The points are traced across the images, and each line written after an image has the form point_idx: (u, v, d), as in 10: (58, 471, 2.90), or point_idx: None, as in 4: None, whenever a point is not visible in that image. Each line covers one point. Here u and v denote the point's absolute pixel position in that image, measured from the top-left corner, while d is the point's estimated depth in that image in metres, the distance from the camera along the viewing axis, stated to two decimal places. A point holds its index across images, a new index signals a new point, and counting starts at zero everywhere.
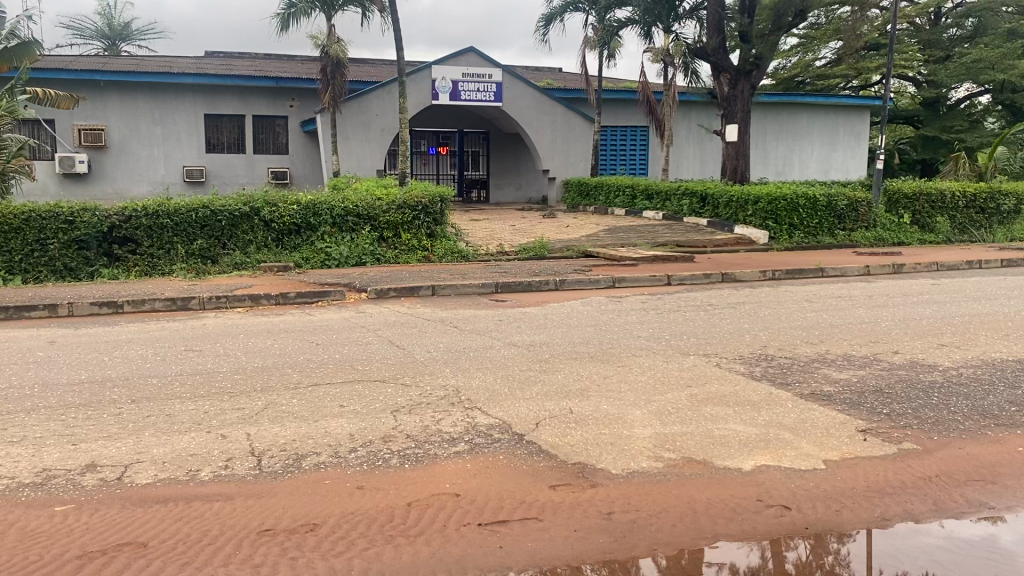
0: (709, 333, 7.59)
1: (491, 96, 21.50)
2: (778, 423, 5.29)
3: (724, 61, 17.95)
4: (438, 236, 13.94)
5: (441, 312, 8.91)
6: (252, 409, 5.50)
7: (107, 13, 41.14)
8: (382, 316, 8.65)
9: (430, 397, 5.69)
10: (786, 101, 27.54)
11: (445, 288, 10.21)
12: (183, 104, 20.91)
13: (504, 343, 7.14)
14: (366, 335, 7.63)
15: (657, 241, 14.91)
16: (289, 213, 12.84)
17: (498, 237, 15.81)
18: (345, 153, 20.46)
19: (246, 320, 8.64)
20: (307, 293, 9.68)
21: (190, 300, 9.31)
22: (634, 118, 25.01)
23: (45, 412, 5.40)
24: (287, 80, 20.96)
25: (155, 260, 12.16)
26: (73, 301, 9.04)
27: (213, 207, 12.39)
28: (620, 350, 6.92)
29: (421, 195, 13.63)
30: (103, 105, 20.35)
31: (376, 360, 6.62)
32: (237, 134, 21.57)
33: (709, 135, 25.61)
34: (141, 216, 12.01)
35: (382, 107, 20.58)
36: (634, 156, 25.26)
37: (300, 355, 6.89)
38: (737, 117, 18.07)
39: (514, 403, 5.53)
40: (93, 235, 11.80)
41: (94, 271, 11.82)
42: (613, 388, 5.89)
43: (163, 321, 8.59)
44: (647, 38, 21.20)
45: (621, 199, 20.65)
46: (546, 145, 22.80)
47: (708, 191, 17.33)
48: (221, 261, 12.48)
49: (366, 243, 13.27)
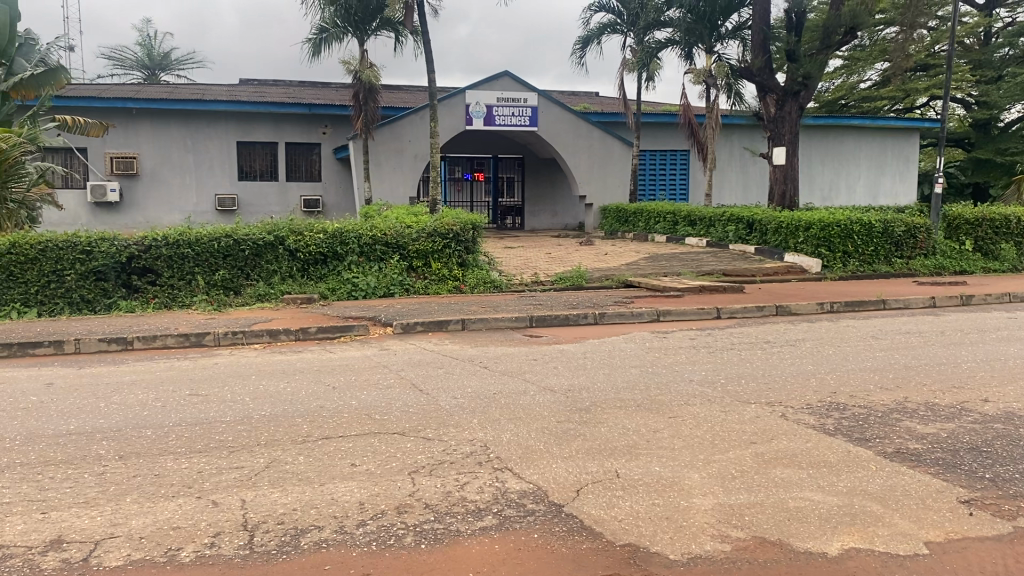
0: (768, 377, 6.80)
1: (527, 121, 20.89)
2: (862, 491, 4.48)
3: (770, 81, 17.08)
4: (470, 265, 13.29)
5: (471, 349, 8.20)
6: (252, 468, 4.83)
7: (146, 43, 41.53)
8: (407, 354, 7.98)
9: (454, 454, 4.98)
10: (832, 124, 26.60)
11: (476, 321, 9.51)
12: (215, 131, 20.62)
13: (539, 387, 6.41)
14: (389, 376, 6.95)
15: (702, 270, 14.12)
16: (315, 242, 12.29)
17: (533, 265, 15.13)
18: (377, 180, 19.96)
19: (261, 358, 8.02)
20: (327, 327, 9.05)
21: (204, 335, 8.74)
22: (675, 142, 24.29)
23: (19, 471, 4.77)
24: (319, 107, 20.56)
25: (175, 292, 11.63)
26: (81, 337, 8.51)
27: (236, 235, 11.87)
28: (670, 398, 6.15)
29: (452, 222, 13.01)
30: (134, 132, 20.12)
31: (395, 409, 5.91)
32: (269, 162, 21.21)
33: (753, 159, 24.76)
34: (162, 245, 11.52)
35: (415, 133, 20.06)
36: (674, 181, 24.52)
37: (314, 401, 6.21)
38: (785, 139, 17.19)
39: (551, 463, 4.79)
40: (112, 266, 11.31)
41: (112, 303, 11.32)
42: (665, 446, 5.14)
43: (171, 359, 8.01)
44: (688, 59, 20.51)
45: (662, 225, 19.91)
46: (583, 171, 22.13)
47: (755, 217, 16.49)
48: (244, 292, 11.92)
49: (395, 273, 12.65)
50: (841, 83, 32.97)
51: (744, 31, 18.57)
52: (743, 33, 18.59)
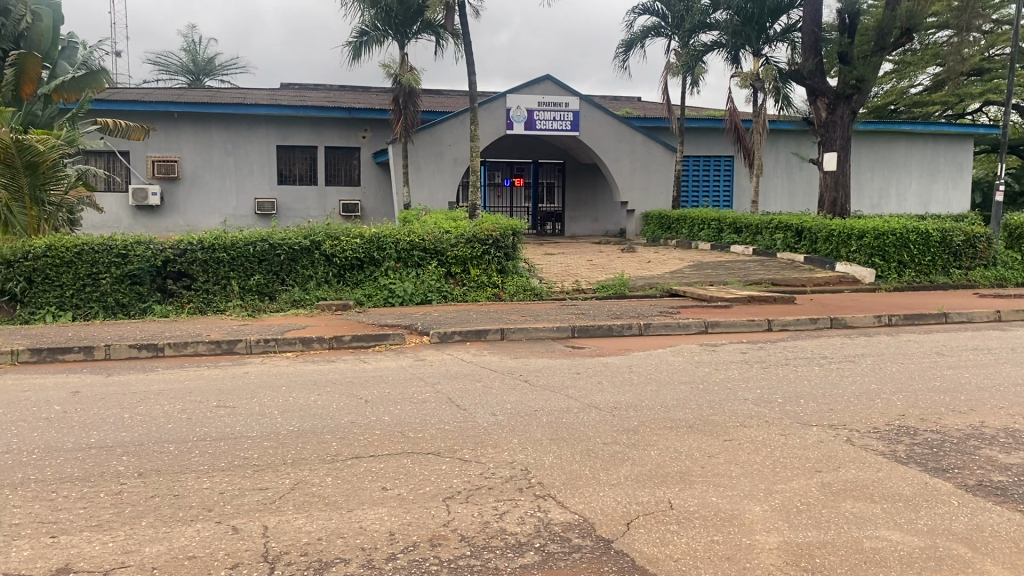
0: (830, 397, 6.35)
1: (568, 126, 20.52)
2: (945, 530, 4.03)
3: (822, 85, 16.52)
4: (509, 272, 12.93)
5: (510, 361, 7.84)
6: (277, 490, 4.51)
7: (192, 49, 41.92)
8: (445, 365, 7.65)
9: (493, 479, 4.61)
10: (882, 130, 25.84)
11: (515, 332, 9.16)
12: (255, 134, 20.56)
13: (584, 405, 6.03)
14: (425, 389, 6.62)
15: (750, 280, 13.64)
16: (351, 247, 12.02)
17: (574, 272, 14.74)
18: (416, 185, 19.73)
19: (293, 367, 7.74)
20: (362, 335, 8.76)
21: (237, 342, 8.50)
22: (720, 147, 23.75)
23: (33, 489, 4.51)
24: (359, 111, 20.41)
25: (210, 297, 11.44)
26: (111, 343, 8.31)
27: (272, 240, 11.68)
28: (725, 419, 5.74)
29: (492, 227, 12.68)
30: (176, 136, 20.14)
31: (430, 426, 5.56)
32: (309, 166, 21.10)
33: (800, 165, 24.12)
34: (197, 249, 11.35)
35: (455, 137, 19.80)
36: (719, 187, 23.99)
37: (346, 415, 5.90)
38: (836, 145, 16.61)
39: (597, 491, 4.43)
40: (147, 270, 11.16)
41: (147, 307, 11.17)
42: (722, 475, 4.74)
43: (201, 367, 7.76)
44: (735, 63, 20.01)
45: (706, 233, 19.45)
46: (625, 177, 21.70)
47: (805, 225, 15.93)
48: (279, 297, 11.71)
49: (433, 279, 12.33)
50: (890, 88, 32.34)
51: (793, 33, 18.06)
52: (792, 35, 18.06)
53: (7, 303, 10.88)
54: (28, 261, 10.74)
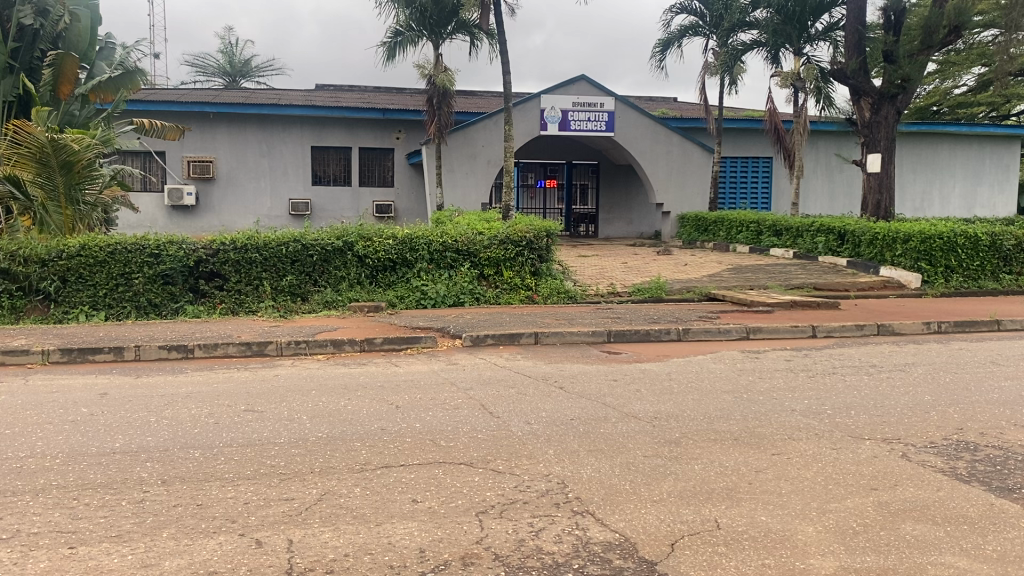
0: (882, 409, 6.05)
1: (603, 126, 20.25)
2: (1016, 557, 3.74)
3: (865, 84, 16.06)
4: (543, 274, 12.69)
5: (545, 367, 7.62)
6: (304, 500, 4.33)
7: (229, 50, 42.25)
8: (478, 370, 7.44)
9: (529, 493, 4.39)
10: (926, 131, 25.21)
11: (550, 336, 8.93)
12: (290, 135, 20.54)
13: (623, 414, 5.79)
14: (457, 395, 6.43)
15: (791, 284, 13.30)
16: (384, 248, 11.87)
17: (609, 275, 14.48)
18: (449, 187, 19.58)
19: (324, 370, 7.59)
20: (394, 338, 8.58)
21: (267, 344, 8.37)
22: (758, 149, 23.33)
23: (54, 496, 4.37)
24: (393, 111, 20.32)
25: (243, 297, 11.36)
26: (141, 344, 8.22)
27: (305, 240, 11.57)
28: (771, 432, 5.47)
29: (525, 228, 12.45)
30: (211, 136, 20.20)
31: (462, 434, 5.34)
32: (343, 167, 21.05)
33: (841, 166, 23.60)
34: (230, 249, 11.28)
35: (488, 138, 19.62)
36: (757, 189, 23.56)
37: (378, 421, 5.71)
38: (880, 146, 16.16)
39: (639, 509, 4.20)
40: (179, 269, 11.10)
41: (179, 307, 11.11)
42: (771, 493, 4.47)
43: (231, 369, 7.63)
44: (775, 62, 19.60)
45: (745, 235, 19.08)
46: (661, 178, 21.36)
47: (847, 227, 15.52)
48: (311, 298, 11.59)
49: (465, 281, 12.14)
50: (933, 88, 31.62)
51: (836, 32, 17.62)
52: (834, 33, 17.63)
53: (41, 301, 10.89)
54: (62, 261, 10.74)
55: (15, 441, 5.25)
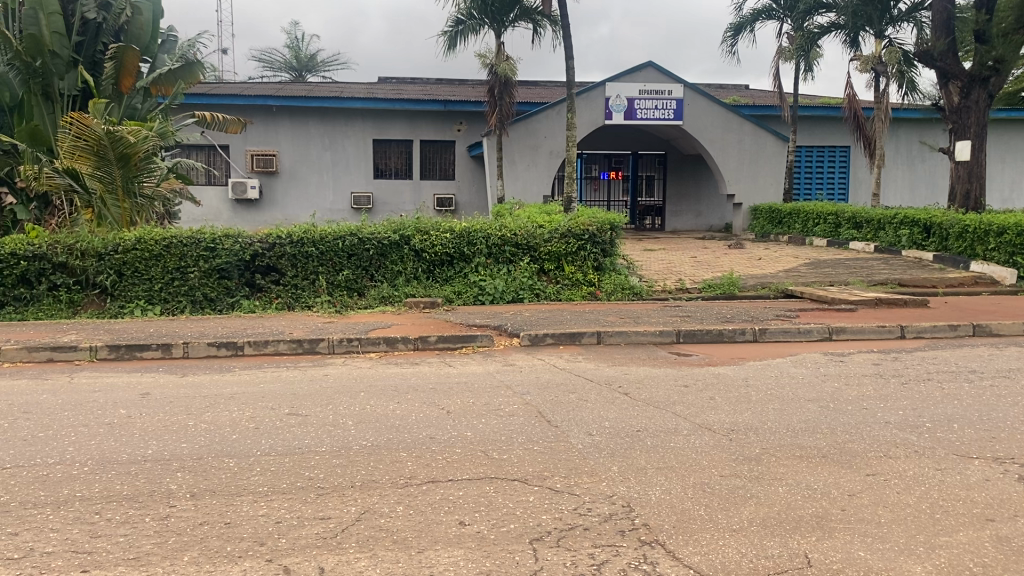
0: (990, 423, 5.38)
1: (671, 115, 19.56)
2: None
3: (954, 67, 15.04)
4: (606, 269, 12.12)
5: (609, 369, 7.10)
6: (340, 520, 3.90)
7: (295, 46, 42.55)
8: (536, 372, 6.97)
9: (591, 517, 3.90)
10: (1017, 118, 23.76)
11: (614, 335, 8.40)
12: (352, 128, 20.37)
13: (697, 427, 5.25)
14: (514, 399, 5.96)
15: (874, 280, 12.59)
16: (441, 242, 11.46)
17: (677, 270, 13.85)
18: (511, 179, 19.14)
19: (375, 370, 7.20)
20: (449, 336, 8.15)
21: (319, 342, 8.02)
22: (834, 138, 22.32)
23: (76, 509, 4.04)
24: (455, 103, 19.95)
25: (299, 292, 11.09)
26: (190, 341, 7.96)
27: (361, 234, 11.23)
28: (864, 448, 4.87)
29: (588, 222, 11.91)
30: (273, 129, 20.12)
31: (517, 445, 4.87)
32: (405, 160, 20.77)
33: (923, 155, 22.41)
34: (286, 243, 11.02)
35: (551, 129, 19.12)
36: (832, 179, 22.56)
37: (428, 428, 5.27)
38: (970, 132, 15.12)
39: (716, 540, 3.68)
40: (235, 263, 10.89)
41: (235, 302, 10.91)
42: (870, 523, 3.89)
43: (279, 368, 7.30)
44: (854, 46, 18.65)
45: (822, 228, 18.28)
46: (731, 168, 20.55)
47: (934, 219, 14.58)
48: (368, 293, 11.26)
49: (525, 276, 11.66)
50: None
51: (921, 12, 16.62)
52: (919, 14, 16.63)
53: (99, 296, 10.82)
54: (118, 254, 10.63)
55: (46, 446, 4.96)
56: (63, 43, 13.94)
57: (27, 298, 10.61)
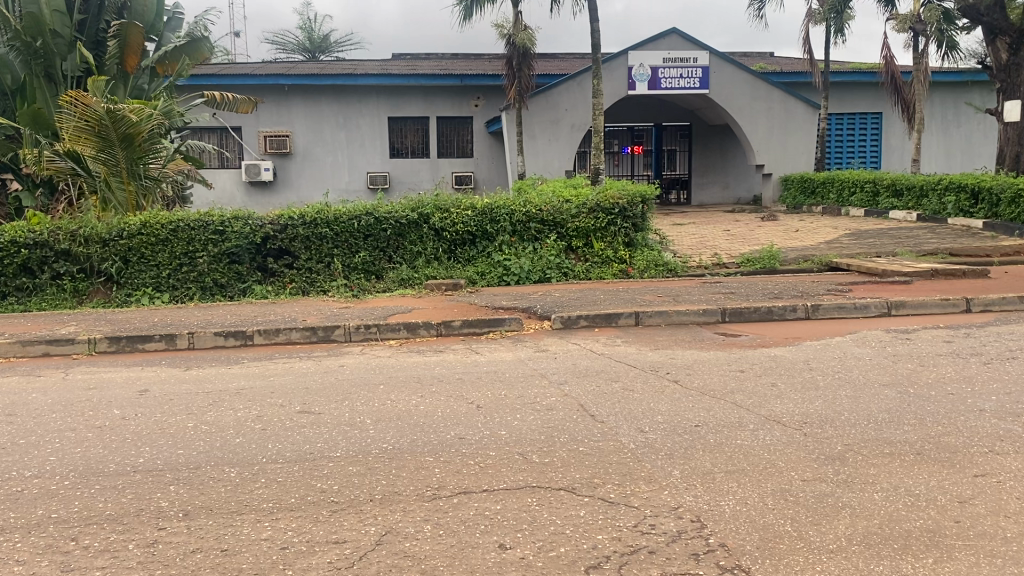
0: None
1: (697, 83, 18.74)
2: None
3: (1002, 22, 13.92)
4: (638, 245, 11.42)
5: (653, 354, 6.43)
6: (358, 544, 3.28)
7: (308, 26, 41.83)
8: (571, 359, 6.31)
9: (655, 537, 3.26)
10: None
11: (654, 316, 7.73)
12: (366, 105, 19.69)
13: (764, 419, 4.60)
14: (550, 391, 5.30)
15: (922, 249, 11.82)
16: (463, 220, 10.80)
17: (711, 244, 13.11)
18: (532, 154, 18.42)
19: (396, 359, 6.58)
20: (474, 320, 7.51)
21: (334, 329, 7.39)
22: (865, 104, 21.39)
23: (49, 535, 3.45)
24: (472, 77, 19.23)
25: (314, 276, 10.49)
26: (195, 331, 7.38)
27: (378, 213, 10.57)
28: (963, 443, 4.17)
29: (618, 195, 11.20)
30: (286, 108, 19.50)
31: (561, 446, 4.22)
32: (421, 138, 20.08)
33: (959, 119, 21.44)
34: (298, 225, 10.39)
35: (572, 101, 18.36)
36: (864, 147, 21.68)
37: (456, 427, 4.64)
38: (1020, 91, 14.19)
39: (811, 565, 3.03)
40: (245, 247, 10.30)
41: (247, 288, 10.34)
42: (996, 540, 3.21)
43: (291, 359, 6.70)
44: (890, 5, 17.71)
45: (859, 197, 17.48)
46: (761, 138, 19.70)
47: (983, 184, 13.75)
48: (386, 276, 10.64)
49: (552, 254, 10.99)
50: None
51: None
52: None
53: (105, 284, 10.27)
54: (123, 240, 10.06)
55: (25, 455, 4.38)
56: (63, 22, 13.45)
57: (30, 288, 10.08)
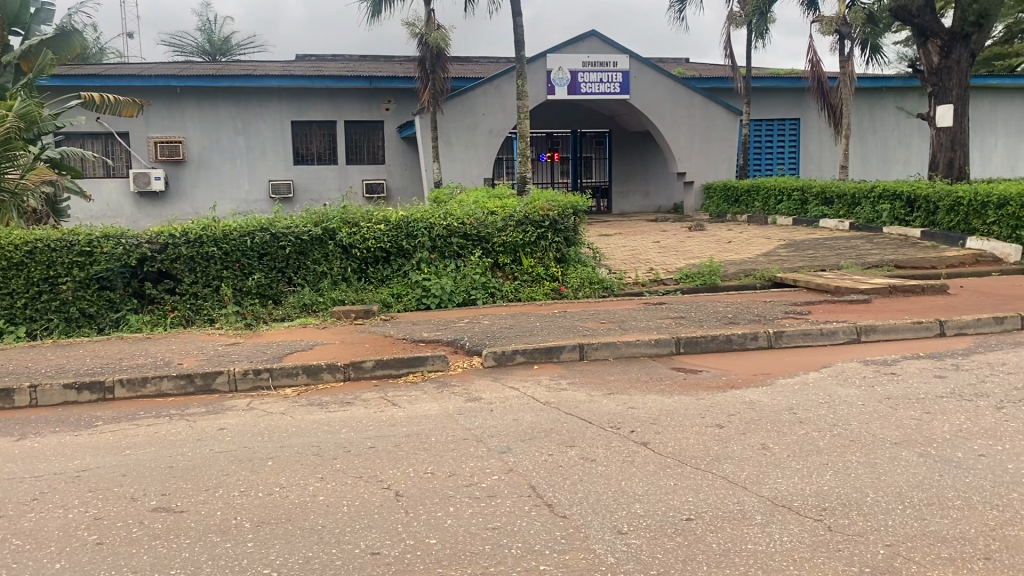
0: None
1: (618, 88, 17.90)
2: None
3: (934, 24, 13.55)
4: (569, 262, 10.40)
5: (610, 403, 5.32)
6: None
7: (207, 28, 39.48)
8: (512, 412, 5.14)
9: None
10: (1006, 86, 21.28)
11: (599, 349, 6.65)
12: (267, 109, 18.15)
13: (770, 505, 3.55)
14: (489, 466, 4.14)
15: (866, 261, 11.18)
16: (374, 235, 9.55)
17: (645, 258, 12.19)
18: (448, 161, 17.21)
19: (290, 417, 5.29)
20: (390, 360, 6.29)
21: (215, 376, 6.05)
22: (784, 109, 21.03)
23: None
24: (383, 80, 17.96)
25: (200, 303, 9.01)
26: (40, 383, 5.94)
27: (275, 229, 9.22)
28: None
29: (547, 206, 10.18)
30: (177, 112, 17.79)
31: (513, 566, 3.06)
32: (328, 144, 18.65)
33: (875, 126, 21.27)
34: (181, 244, 8.93)
35: (490, 105, 17.26)
36: (783, 153, 21.27)
37: (366, 532, 3.43)
38: (952, 95, 13.80)
39: None
40: (118, 271, 8.77)
41: (120, 318, 8.81)
42: None
43: (157, 421, 5.33)
44: (813, 7, 17.24)
45: (787, 205, 16.91)
46: (684, 145, 19.00)
47: (920, 191, 13.25)
48: (286, 301, 9.25)
49: (476, 273, 9.83)
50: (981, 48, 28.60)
51: None
52: None
53: None
54: None
55: None
56: None
57: None
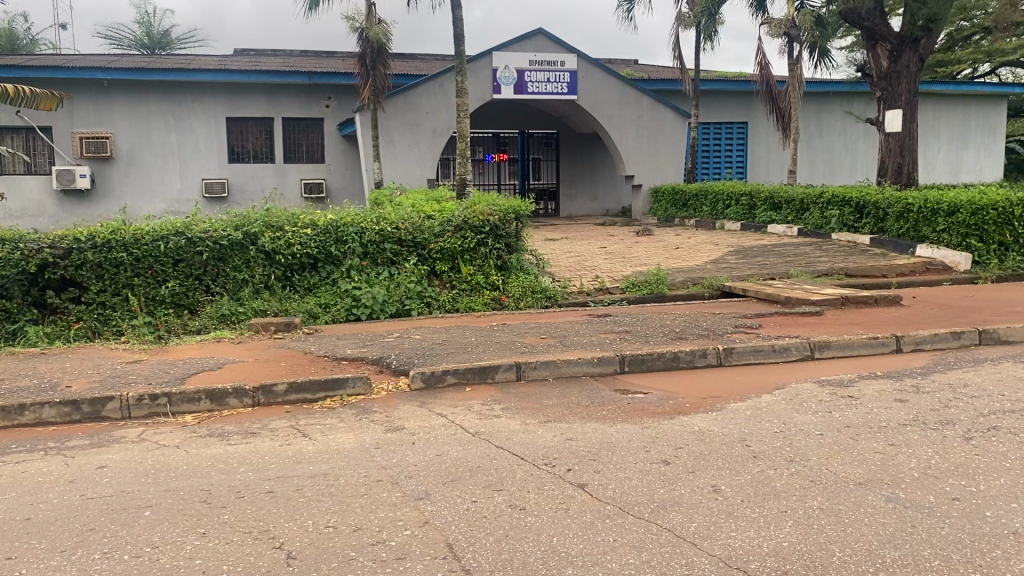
0: None
1: (565, 88, 17.44)
2: None
3: (883, 28, 13.34)
4: (511, 270, 9.86)
5: (545, 434, 4.78)
6: None
7: (146, 22, 38.15)
8: (435, 447, 4.57)
9: None
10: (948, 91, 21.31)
11: (538, 368, 6.13)
12: (199, 104, 17.28)
13: (724, 570, 3.05)
14: (403, 517, 3.58)
15: (816, 270, 10.87)
16: (300, 240, 8.92)
17: (591, 265, 11.71)
18: (389, 161, 16.55)
19: (185, 452, 4.65)
20: (306, 383, 5.67)
21: (105, 402, 5.37)
22: (731, 113, 20.83)
23: None
24: (322, 75, 17.22)
25: (107, 313, 8.24)
26: None
27: (190, 233, 8.52)
28: None
29: (488, 211, 9.66)
30: (103, 106, 16.82)
31: None
32: (264, 142, 17.84)
33: (821, 130, 21.17)
34: (86, 248, 8.16)
35: (432, 103, 16.66)
36: (731, 157, 21.05)
37: None
38: (901, 100, 13.62)
39: None
40: (15, 278, 7.98)
41: (16, 330, 7.99)
42: None
43: (29, 457, 4.65)
44: (762, 9, 16.98)
45: (734, 211, 16.63)
46: (632, 147, 18.63)
47: (869, 197, 13.02)
48: (202, 311, 8.53)
49: (411, 281, 9.23)
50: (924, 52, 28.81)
51: None
52: None
53: None
54: None
55: None
56: None
57: None
